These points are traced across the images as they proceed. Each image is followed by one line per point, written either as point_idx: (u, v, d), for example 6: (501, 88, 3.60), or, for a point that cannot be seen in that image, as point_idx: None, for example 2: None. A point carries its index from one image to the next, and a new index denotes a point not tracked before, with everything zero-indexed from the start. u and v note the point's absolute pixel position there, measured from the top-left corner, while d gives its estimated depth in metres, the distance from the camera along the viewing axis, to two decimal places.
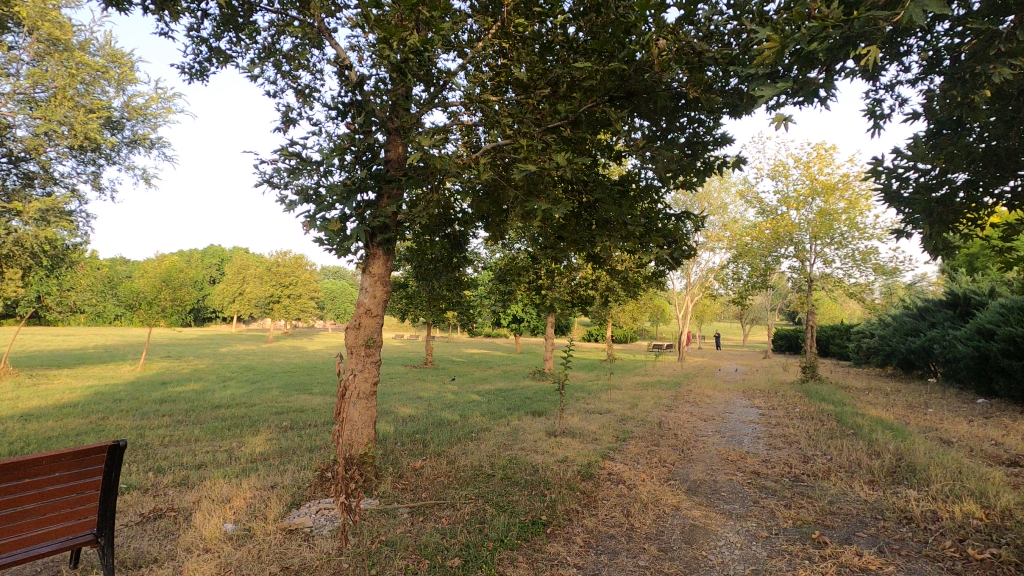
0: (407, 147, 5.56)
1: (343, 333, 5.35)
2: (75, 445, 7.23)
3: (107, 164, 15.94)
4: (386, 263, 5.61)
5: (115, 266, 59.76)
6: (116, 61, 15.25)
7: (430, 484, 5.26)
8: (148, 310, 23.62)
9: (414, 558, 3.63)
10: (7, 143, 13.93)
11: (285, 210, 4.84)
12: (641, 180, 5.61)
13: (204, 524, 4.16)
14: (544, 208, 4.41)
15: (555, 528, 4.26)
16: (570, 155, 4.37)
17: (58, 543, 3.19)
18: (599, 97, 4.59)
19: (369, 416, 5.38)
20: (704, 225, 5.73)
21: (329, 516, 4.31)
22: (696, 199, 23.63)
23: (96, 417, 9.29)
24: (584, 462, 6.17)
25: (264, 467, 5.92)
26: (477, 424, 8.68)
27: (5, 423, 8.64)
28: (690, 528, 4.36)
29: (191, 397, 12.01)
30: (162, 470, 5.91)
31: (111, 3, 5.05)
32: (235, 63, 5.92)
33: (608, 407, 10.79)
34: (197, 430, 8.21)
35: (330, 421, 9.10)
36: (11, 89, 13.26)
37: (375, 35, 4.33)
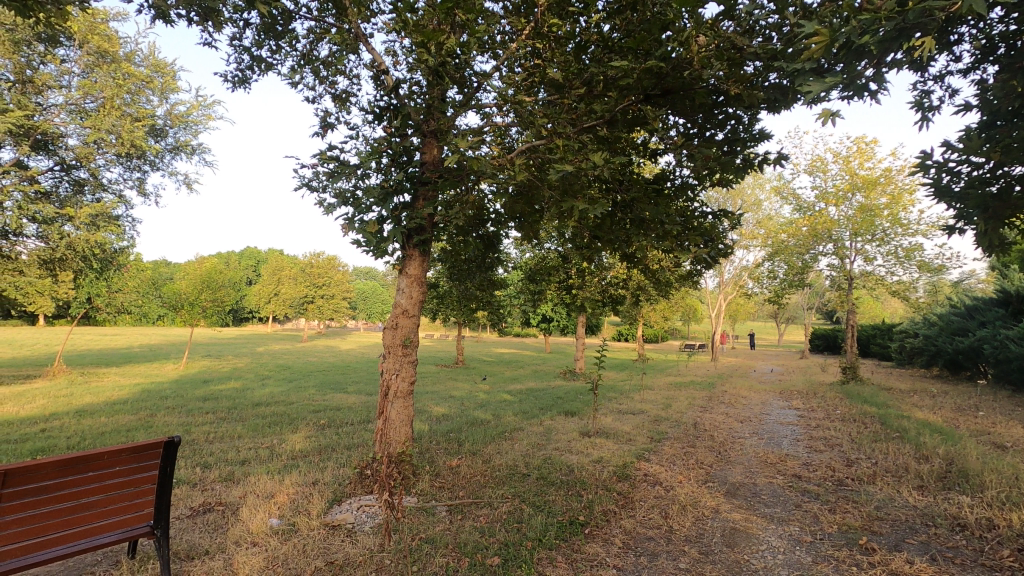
0: (442, 149, 5.62)
1: (381, 333, 5.44)
2: (127, 441, 7.55)
3: (152, 170, 16.58)
4: (422, 264, 5.68)
5: (160, 268, 62.24)
6: (159, 71, 15.84)
7: (466, 483, 5.30)
8: (190, 311, 24.47)
9: (455, 555, 3.68)
10: (59, 152, 14.65)
11: (325, 212, 4.96)
12: (676, 179, 5.53)
13: (250, 518, 4.29)
14: (580, 208, 4.41)
15: (594, 529, 4.25)
16: (608, 155, 4.35)
17: (119, 534, 3.34)
18: (634, 97, 4.54)
19: (406, 415, 5.45)
20: (740, 223, 5.64)
21: (370, 513, 4.39)
22: (730, 196, 23.22)
23: (145, 413, 9.67)
24: (620, 462, 6.12)
25: (305, 464, 6.08)
26: (510, 424, 8.70)
27: (62, 418, 9.09)
28: (731, 531, 4.28)
29: (233, 395, 12.39)
30: (208, 465, 6.12)
31: (158, 16, 5.25)
32: (275, 70, 6.09)
33: (642, 407, 10.67)
34: (240, 427, 8.47)
35: (366, 419, 9.27)
36: (63, 100, 13.90)
37: (413, 40, 4.42)
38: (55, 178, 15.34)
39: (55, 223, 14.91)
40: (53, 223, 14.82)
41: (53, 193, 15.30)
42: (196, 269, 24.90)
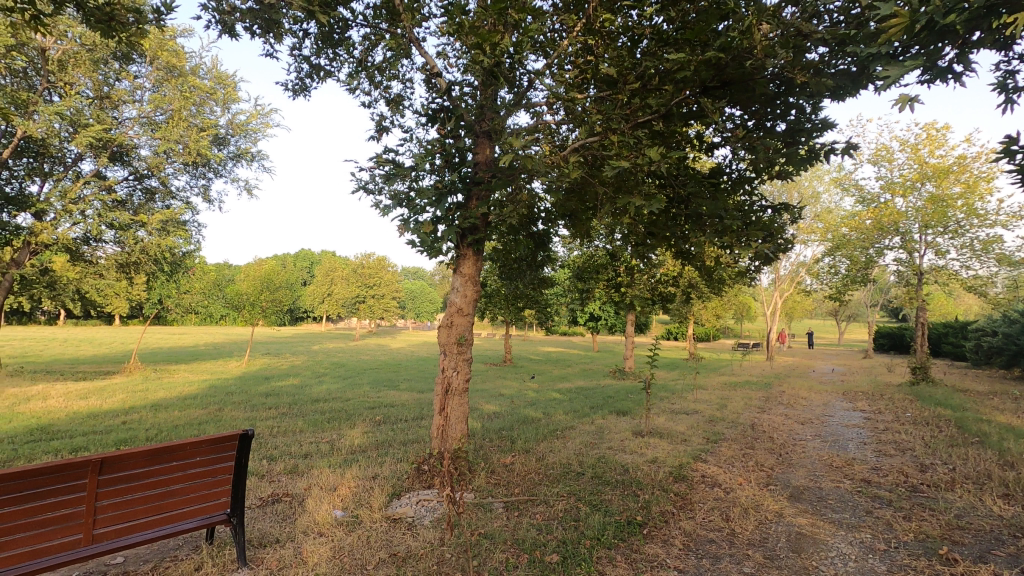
0: (495, 149, 5.67)
1: (437, 332, 5.55)
2: (199, 433, 7.99)
3: (216, 177, 17.47)
4: (475, 264, 5.75)
5: (223, 270, 65.60)
6: (221, 82, 16.53)
7: (521, 480, 5.34)
8: (251, 311, 25.66)
9: (513, 551, 3.71)
10: (133, 162, 15.67)
11: (381, 213, 5.13)
12: (733, 172, 5.37)
13: (316, 509, 4.48)
14: (636, 205, 4.35)
15: (652, 529, 4.19)
16: (665, 150, 4.28)
17: (200, 521, 3.54)
18: (691, 89, 4.44)
19: (462, 412, 5.53)
20: (802, 217, 5.42)
21: (429, 507, 4.49)
22: (785, 189, 22.40)
23: (214, 408, 10.21)
24: (676, 463, 6.02)
25: (364, 458, 6.27)
26: (561, 423, 8.66)
27: (139, 412, 9.71)
28: (797, 536, 4.14)
29: (293, 391, 12.93)
30: (274, 458, 6.41)
31: (224, 31, 5.55)
32: (333, 77, 6.33)
33: (696, 408, 10.43)
34: (300, 422, 8.80)
35: (418, 416, 9.46)
36: (136, 113, 14.86)
37: (468, 43, 4.51)
38: (129, 187, 16.44)
39: (130, 229, 15.93)
40: (129, 230, 15.86)
41: (128, 201, 16.37)
42: (257, 269, 26.05)
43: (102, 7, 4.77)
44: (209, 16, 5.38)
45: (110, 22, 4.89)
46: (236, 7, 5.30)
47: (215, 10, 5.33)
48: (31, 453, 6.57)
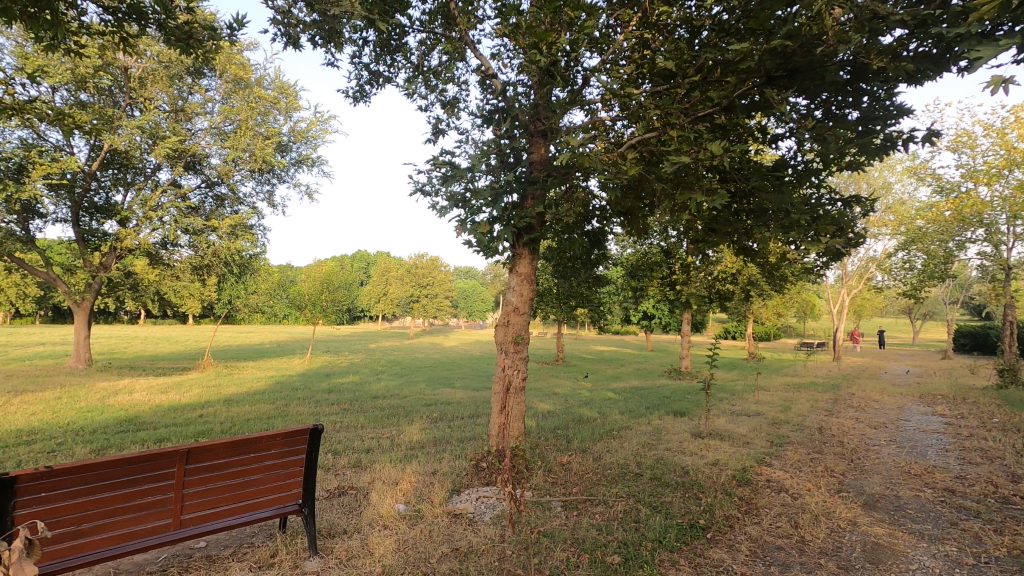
0: (550, 148, 5.65)
1: (493, 331, 5.61)
2: (268, 427, 8.38)
3: (280, 183, 18.30)
4: (531, 263, 5.76)
5: (285, 271, 68.76)
6: (284, 92, 17.33)
7: (579, 479, 5.31)
8: (313, 310, 26.72)
9: (574, 551, 3.71)
10: (205, 171, 16.64)
11: (439, 214, 5.25)
12: (798, 164, 5.15)
13: (380, 502, 4.63)
14: (697, 200, 4.26)
15: (716, 533, 4.09)
16: (728, 144, 4.18)
17: (274, 510, 3.71)
18: (756, 79, 4.30)
19: (520, 410, 5.57)
20: (875, 209, 5.13)
21: (489, 504, 4.55)
22: (853, 180, 21.26)
23: (281, 403, 10.71)
24: (739, 467, 5.83)
25: (423, 454, 6.42)
26: (617, 423, 8.55)
27: (214, 406, 10.31)
28: (873, 547, 3.92)
29: (353, 388, 13.38)
30: (338, 452, 6.66)
31: (289, 43, 5.81)
32: (390, 83, 6.51)
33: (758, 410, 10.06)
34: (361, 418, 9.09)
35: (474, 414, 9.57)
36: (207, 124, 15.79)
37: (524, 43, 4.54)
38: (202, 195, 17.48)
39: (203, 234, 16.91)
40: (202, 234, 16.85)
41: (200, 208, 17.38)
42: (317, 270, 27.11)
43: (181, 26, 5.10)
44: (276, 29, 5.65)
45: (187, 40, 5.22)
46: (300, 19, 5.53)
47: (281, 24, 5.59)
48: (121, 443, 7.10)
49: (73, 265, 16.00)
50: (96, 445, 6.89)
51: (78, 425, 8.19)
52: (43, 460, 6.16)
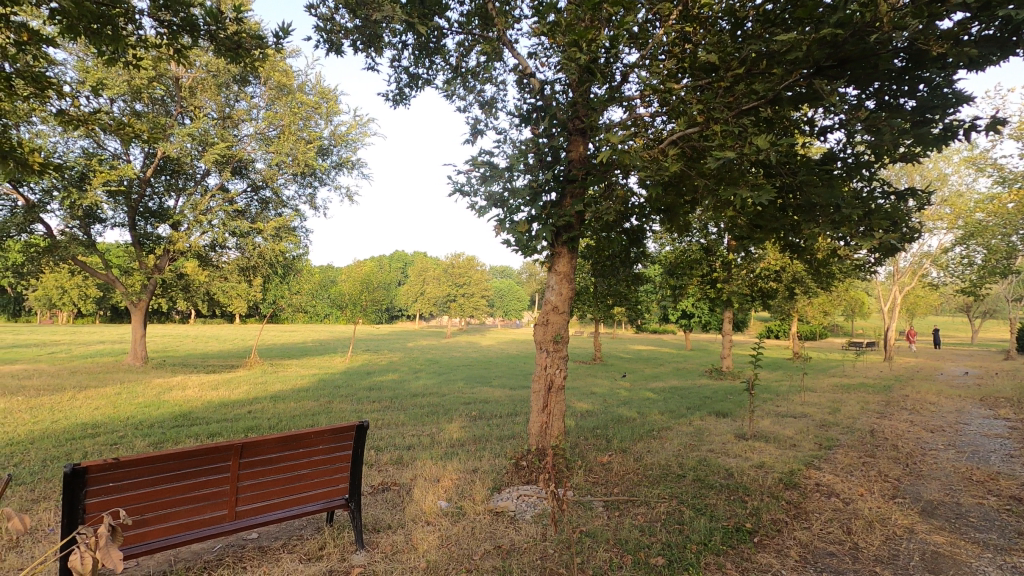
0: (589, 145, 5.61)
1: (533, 330, 5.63)
2: (312, 424, 8.63)
3: (321, 186, 18.77)
4: (570, 261, 5.75)
5: (326, 271, 70.60)
6: (325, 97, 17.75)
7: (620, 480, 5.27)
8: (353, 309, 27.29)
9: (617, 551, 3.68)
10: (250, 175, 17.24)
11: (478, 214, 5.30)
12: (848, 157, 4.96)
13: (423, 499, 4.70)
14: (741, 196, 4.18)
15: (764, 538, 3.99)
16: (774, 138, 4.07)
17: (323, 504, 3.82)
18: (803, 70, 4.18)
19: (560, 409, 5.56)
20: (931, 202, 4.90)
21: (530, 502, 4.56)
22: (905, 172, 20.31)
23: (324, 400, 11.00)
24: (786, 469, 5.67)
25: (463, 452, 6.48)
26: (658, 423, 8.43)
27: (261, 402, 10.68)
28: (933, 556, 3.75)
29: (392, 386, 13.63)
30: (380, 449, 6.80)
31: (331, 49, 5.95)
32: (429, 85, 6.60)
33: (805, 411, 9.74)
34: (401, 415, 9.25)
35: (512, 413, 9.60)
36: (253, 130, 16.36)
37: (563, 41, 4.54)
38: (248, 198, 18.11)
39: (250, 236, 17.52)
40: (248, 237, 17.45)
41: (247, 211, 17.99)
42: (357, 271, 27.71)
43: (231, 37, 5.29)
44: (319, 36, 5.80)
45: (236, 49, 5.40)
46: (342, 25, 5.66)
47: (324, 31, 5.74)
48: (177, 437, 7.44)
49: (130, 267, 16.82)
50: (154, 439, 7.24)
51: (137, 420, 8.62)
52: (106, 452, 6.51)
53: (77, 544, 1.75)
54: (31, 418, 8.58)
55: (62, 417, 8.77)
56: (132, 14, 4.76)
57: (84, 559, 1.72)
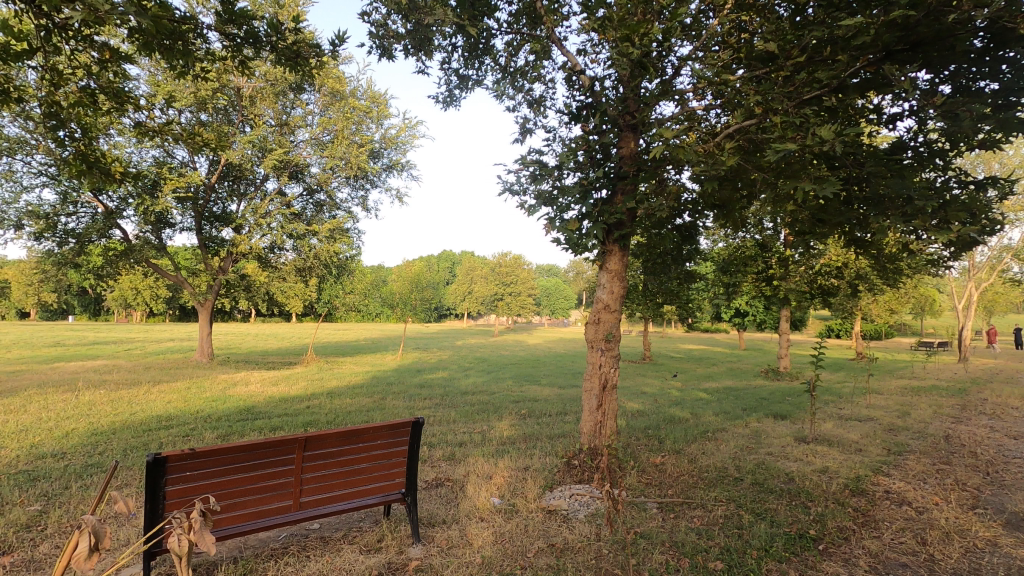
0: (640, 141, 5.52)
1: (584, 328, 5.61)
2: (367, 419, 8.87)
3: (372, 188, 19.26)
4: (621, 258, 5.67)
5: (377, 271, 72.49)
6: (376, 101, 18.21)
7: (674, 481, 5.17)
8: (404, 308, 27.87)
9: (673, 554, 3.62)
10: (306, 179, 17.91)
11: (528, 213, 5.34)
12: (920, 146, 4.67)
13: (476, 495, 4.76)
14: (803, 189, 4.03)
15: (829, 545, 3.83)
16: (839, 127, 3.90)
17: (380, 497, 3.93)
18: (871, 56, 3.98)
19: (613, 408, 5.49)
20: (1014, 192, 4.55)
21: (583, 502, 4.54)
22: (983, 160, 18.94)
23: (378, 397, 11.30)
24: (851, 475, 5.41)
25: (514, 450, 6.52)
26: (712, 424, 8.22)
27: (318, 398, 11.08)
28: (1020, 571, 3.49)
29: (442, 383, 13.83)
30: (433, 445, 6.93)
31: (383, 54, 6.09)
32: (478, 85, 6.66)
33: (871, 414, 9.25)
34: (453, 412, 9.39)
35: (562, 411, 9.59)
36: (308, 136, 16.98)
37: (615, 36, 4.49)
38: (304, 202, 18.82)
39: (306, 238, 18.20)
40: (304, 239, 18.15)
41: (303, 214, 18.68)
42: (407, 271, 28.27)
43: (290, 46, 5.49)
44: (371, 42, 5.95)
45: (295, 59, 5.61)
46: (394, 30, 5.79)
47: (377, 36, 5.88)
48: (242, 430, 7.83)
49: (197, 269, 17.78)
50: (221, 431, 7.64)
51: (206, 413, 9.12)
52: (180, 443, 6.93)
53: (174, 524, 1.96)
54: (113, 410, 9.23)
55: (139, 409, 9.39)
56: (200, 29, 5.03)
57: (180, 540, 1.93)
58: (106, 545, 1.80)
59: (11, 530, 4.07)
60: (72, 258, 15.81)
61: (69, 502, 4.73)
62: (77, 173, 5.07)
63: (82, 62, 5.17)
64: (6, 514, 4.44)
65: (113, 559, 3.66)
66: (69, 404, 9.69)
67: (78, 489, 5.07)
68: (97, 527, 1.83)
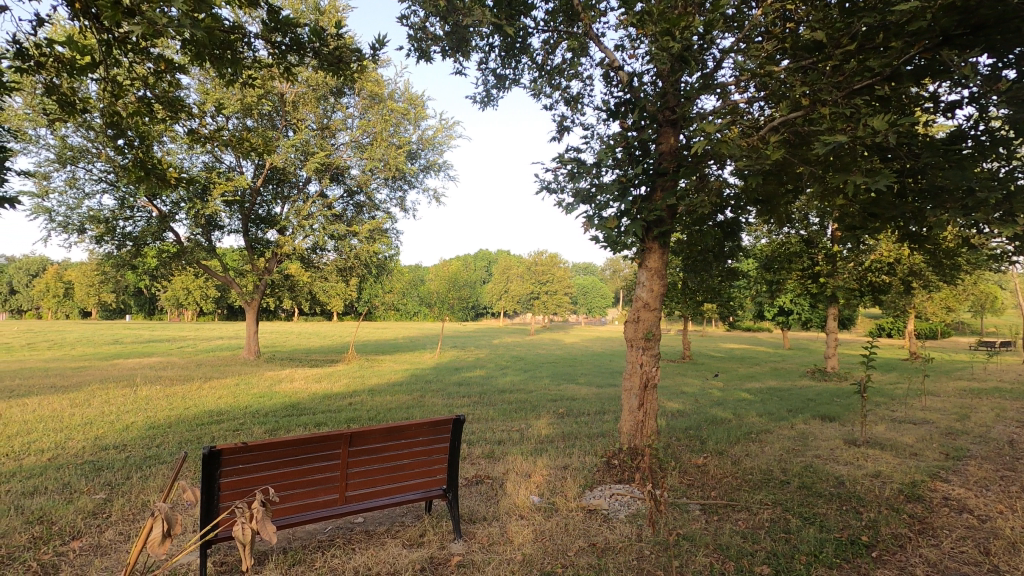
0: (681, 135, 5.43)
1: (623, 327, 5.56)
2: (408, 416, 9.03)
3: (410, 188, 19.55)
4: (661, 256, 5.59)
5: (415, 270, 73.52)
6: (413, 103, 18.48)
7: (717, 483, 5.07)
8: (441, 307, 28.19)
9: (718, 557, 3.55)
10: (347, 181, 18.31)
11: (566, 211, 5.32)
12: (981, 135, 4.43)
13: (516, 493, 4.79)
14: (854, 183, 3.88)
15: (883, 553, 3.68)
16: (892, 118, 3.75)
17: (422, 493, 3.99)
18: (928, 41, 3.81)
19: (654, 408, 5.43)
20: None
21: (623, 502, 4.50)
22: None
23: (417, 394, 11.47)
24: (907, 480, 5.18)
25: (553, 449, 6.51)
26: (756, 425, 8.01)
27: (359, 395, 11.32)
28: None
29: (480, 382, 13.89)
30: (473, 442, 7.00)
31: (421, 57, 6.18)
32: (515, 84, 6.68)
33: (926, 417, 8.84)
34: (491, 411, 9.44)
35: (600, 410, 9.52)
36: (348, 139, 17.36)
37: (654, 31, 4.43)
38: (345, 203, 19.27)
39: (346, 239, 18.62)
40: (345, 239, 18.58)
41: (344, 215, 19.12)
42: (445, 270, 28.57)
43: (333, 51, 5.62)
44: (409, 45, 6.04)
45: (338, 63, 5.74)
46: (432, 33, 5.87)
47: (415, 39, 5.96)
48: (288, 425, 8.09)
49: (244, 269, 18.43)
50: (269, 427, 7.91)
51: (254, 409, 9.47)
52: (231, 437, 7.22)
53: (237, 514, 2.06)
54: (168, 405, 9.67)
55: (192, 404, 9.81)
56: (248, 38, 5.21)
57: (244, 529, 2.03)
58: (177, 531, 1.91)
59: (80, 517, 4.32)
60: (129, 260, 16.64)
61: (131, 491, 4.99)
62: (136, 181, 5.34)
63: (139, 74, 5.44)
64: (74, 501, 4.71)
65: (182, 543, 3.89)
66: (128, 399, 10.21)
67: (138, 479, 5.34)
68: (169, 513, 1.94)
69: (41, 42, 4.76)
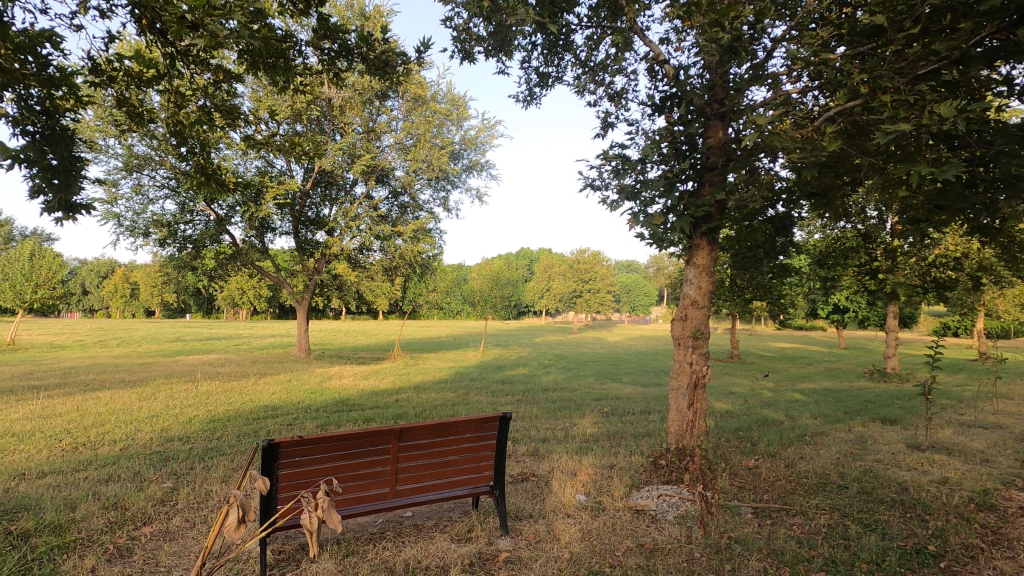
0: (729, 128, 5.28)
1: (671, 325, 5.47)
2: (453, 413, 9.17)
3: (453, 188, 19.78)
4: (710, 253, 5.46)
5: (458, 270, 74.26)
6: (455, 104, 18.68)
7: (770, 486, 4.92)
8: (484, 306, 28.40)
9: (772, 562, 3.45)
10: (392, 182, 18.68)
11: (611, 208, 5.27)
12: None
13: (562, 491, 4.79)
14: (920, 173, 3.68)
15: (953, 564, 3.49)
16: (961, 103, 3.54)
17: (469, 489, 4.05)
18: (1001, 21, 3.58)
19: (704, 408, 5.32)
20: None
21: (672, 503, 4.43)
22: None
23: (461, 392, 11.60)
24: (978, 488, 4.87)
25: (598, 448, 6.46)
26: (810, 427, 7.71)
27: (405, 392, 11.54)
28: None
29: (523, 380, 13.92)
30: (518, 440, 7.04)
31: (465, 57, 6.23)
32: (558, 82, 6.65)
33: (999, 421, 8.30)
34: (535, 409, 9.45)
35: (646, 410, 9.38)
36: (393, 140, 17.70)
37: (702, 22, 4.33)
38: (390, 204, 19.67)
39: (391, 239, 19.00)
40: (390, 239, 18.97)
41: (389, 215, 19.51)
42: (487, 268, 28.73)
43: (379, 56, 5.75)
44: (453, 46, 6.11)
45: (384, 67, 5.86)
46: (476, 34, 5.90)
47: (458, 40, 6.02)
48: (338, 420, 8.34)
49: (295, 269, 19.09)
50: (320, 422, 8.18)
51: (305, 404, 9.79)
52: (284, 431, 7.50)
53: (305, 502, 2.14)
54: (226, 399, 10.13)
55: (248, 399, 10.24)
56: (299, 46, 5.38)
57: (311, 517, 2.12)
58: (250, 518, 2.01)
59: (150, 504, 4.60)
60: (190, 262, 17.50)
61: (195, 481, 5.26)
62: (196, 186, 5.62)
63: (199, 84, 5.70)
64: (145, 489, 5.01)
65: (254, 529, 4.12)
66: (189, 393, 10.75)
67: (201, 469, 5.63)
68: (243, 500, 2.05)
69: (112, 57, 5.06)
